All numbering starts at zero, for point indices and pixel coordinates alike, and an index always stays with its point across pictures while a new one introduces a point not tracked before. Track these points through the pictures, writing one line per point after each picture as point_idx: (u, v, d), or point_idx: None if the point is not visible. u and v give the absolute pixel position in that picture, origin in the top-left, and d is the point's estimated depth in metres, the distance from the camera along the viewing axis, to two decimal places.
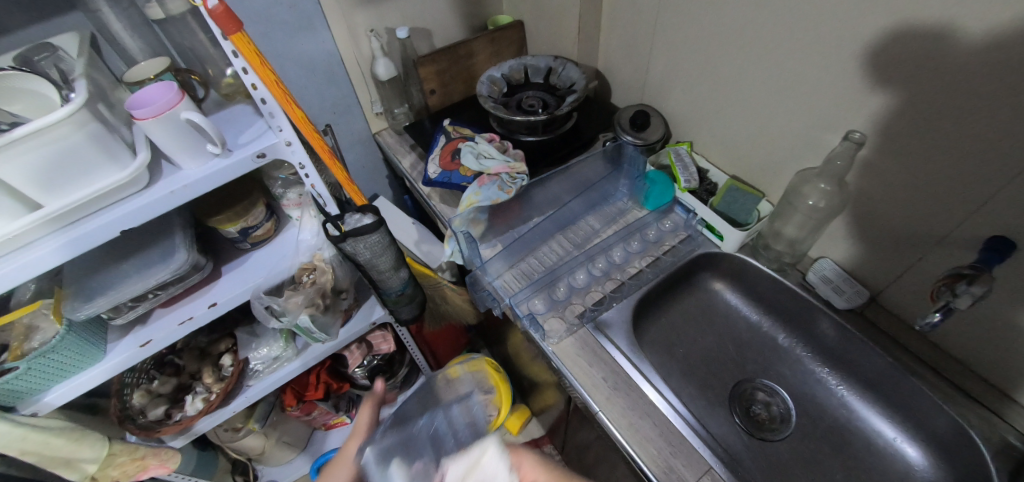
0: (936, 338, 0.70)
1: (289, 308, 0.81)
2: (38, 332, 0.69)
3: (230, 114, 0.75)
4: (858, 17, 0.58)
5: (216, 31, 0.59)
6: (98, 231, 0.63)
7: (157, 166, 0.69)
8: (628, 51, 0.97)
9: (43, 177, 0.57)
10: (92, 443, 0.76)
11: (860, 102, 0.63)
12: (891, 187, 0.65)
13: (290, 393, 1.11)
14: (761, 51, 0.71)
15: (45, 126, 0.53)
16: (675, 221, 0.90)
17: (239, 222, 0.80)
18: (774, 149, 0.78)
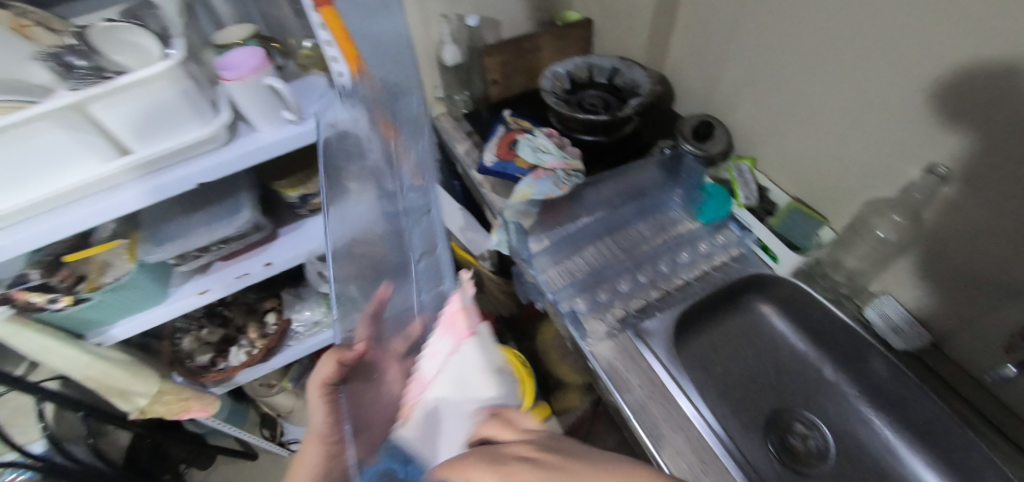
0: (1002, 394, 0.66)
1: (337, 275, 0.88)
2: (111, 269, 0.74)
3: (307, 86, 0.78)
4: (953, 46, 0.55)
5: (307, 4, 0.61)
6: (179, 181, 0.67)
7: (235, 126, 0.73)
8: (698, 60, 0.94)
9: (137, 127, 0.61)
10: (147, 378, 0.81)
11: (948, 137, 0.59)
12: (967, 227, 0.61)
13: (324, 359, 1.15)
14: (843, 72, 0.68)
15: (144, 78, 0.56)
16: (728, 237, 0.88)
17: (301, 188, 0.84)
18: (844, 175, 0.75)
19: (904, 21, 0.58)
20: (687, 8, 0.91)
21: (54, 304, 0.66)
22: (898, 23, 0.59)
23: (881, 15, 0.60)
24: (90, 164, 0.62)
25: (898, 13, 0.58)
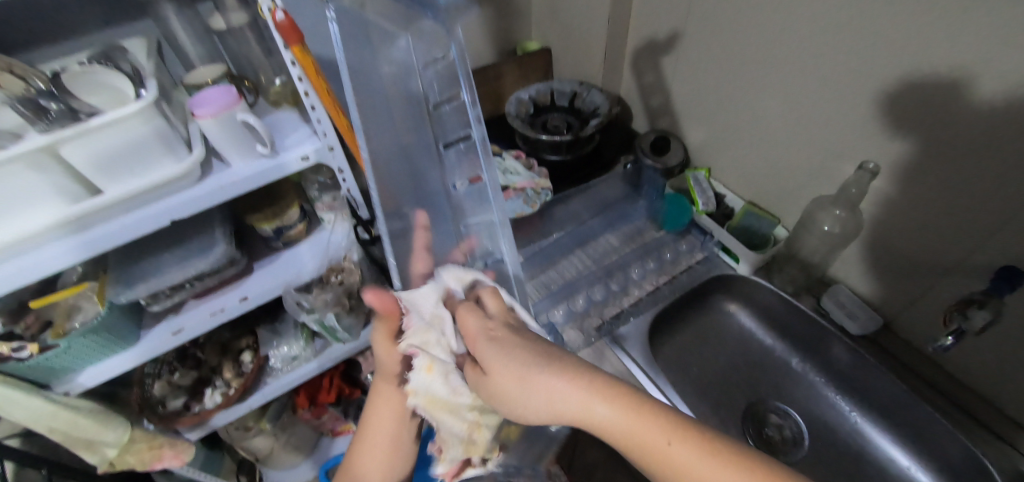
0: (951, 368, 0.70)
1: (317, 305, 0.86)
2: (80, 312, 0.72)
3: (278, 119, 0.80)
4: (876, 60, 0.62)
5: (279, 41, 0.63)
6: (150, 218, 0.66)
7: (208, 162, 0.73)
8: (651, 81, 1.02)
9: (107, 167, 0.61)
10: (116, 426, 0.78)
11: (876, 136, 0.66)
12: (902, 215, 0.68)
13: (303, 395, 1.13)
14: (778, 84, 0.75)
15: (117, 118, 0.57)
16: (691, 243, 0.93)
17: (275, 221, 0.85)
18: (789, 177, 0.82)
19: (826, 36, 0.65)
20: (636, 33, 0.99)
21: (20, 353, 0.65)
22: (819, 40, 0.66)
23: (804, 34, 0.68)
24: (57, 206, 0.61)
25: (819, 31, 0.66)
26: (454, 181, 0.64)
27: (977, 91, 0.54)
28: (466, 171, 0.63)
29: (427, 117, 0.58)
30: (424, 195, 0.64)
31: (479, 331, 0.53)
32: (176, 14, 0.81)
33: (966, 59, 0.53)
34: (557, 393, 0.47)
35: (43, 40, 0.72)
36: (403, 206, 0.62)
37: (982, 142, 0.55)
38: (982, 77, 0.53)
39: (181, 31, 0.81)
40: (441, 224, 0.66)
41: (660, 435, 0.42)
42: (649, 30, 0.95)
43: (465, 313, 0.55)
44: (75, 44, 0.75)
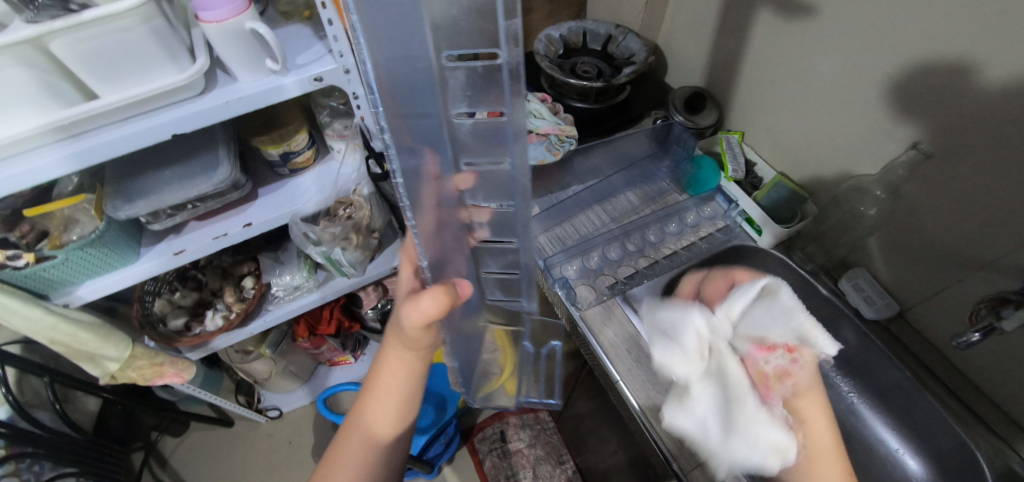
0: (960, 362, 0.70)
1: (324, 239, 0.83)
2: (77, 226, 0.69)
3: (290, 34, 0.73)
4: (944, 29, 0.56)
5: None
6: (149, 131, 0.61)
7: (213, 74, 0.67)
8: (693, 30, 0.93)
9: (102, 69, 0.56)
10: (117, 342, 0.77)
11: (928, 118, 0.61)
12: (942, 204, 0.64)
13: (303, 325, 1.12)
14: (834, 48, 0.69)
15: (111, 13, 0.51)
16: (714, 210, 0.89)
17: (283, 146, 0.80)
18: (828, 152, 0.77)
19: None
20: None
21: (15, 261, 0.63)
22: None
23: None
24: (50, 108, 0.56)
25: None
26: (462, 111, 0.41)
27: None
28: (478, 100, 0.40)
29: (438, 72, 0.37)
30: (422, 130, 0.41)
31: None
32: None
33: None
34: None
35: None
36: (413, 139, 0.41)
37: None
38: None
39: None
40: (445, 165, 0.45)
41: None
42: None
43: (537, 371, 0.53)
44: None
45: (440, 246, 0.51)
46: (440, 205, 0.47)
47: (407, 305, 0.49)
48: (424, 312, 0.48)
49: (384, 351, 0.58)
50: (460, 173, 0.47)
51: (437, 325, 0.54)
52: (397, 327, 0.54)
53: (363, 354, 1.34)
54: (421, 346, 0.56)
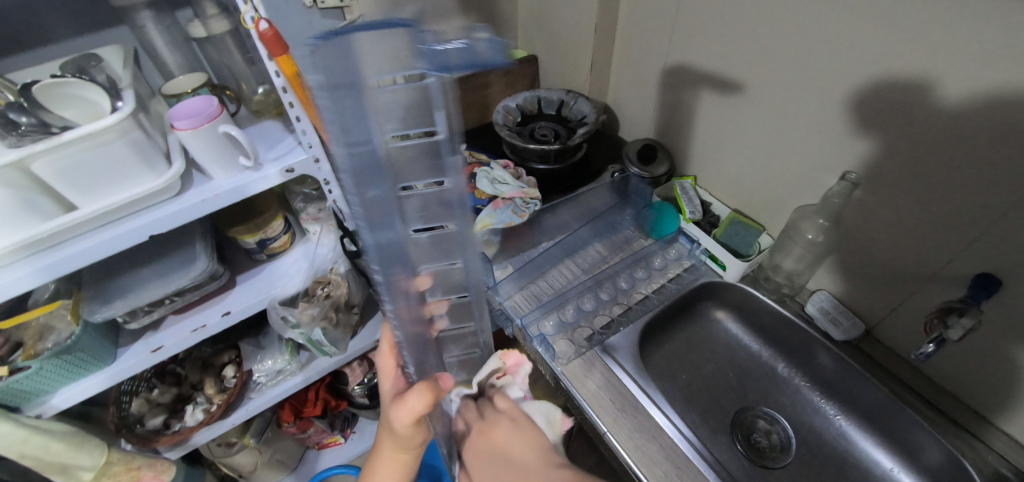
0: (928, 370, 0.72)
1: (303, 320, 0.84)
2: (53, 333, 0.70)
3: (262, 130, 0.78)
4: (852, 72, 0.64)
5: (263, 52, 0.63)
6: (126, 235, 0.64)
7: (189, 175, 0.71)
8: (636, 90, 1.03)
9: (82, 182, 0.59)
10: (91, 450, 0.75)
11: (852, 150, 0.68)
12: (882, 225, 0.69)
13: (287, 409, 1.10)
14: (762, 97, 0.77)
15: (92, 132, 0.55)
16: (679, 252, 0.93)
17: (258, 234, 0.83)
18: (773, 187, 0.83)
19: (808, 52, 0.67)
20: (622, 44, 1.01)
21: None
22: (803, 51, 0.68)
23: (783, 46, 0.70)
24: (30, 223, 0.59)
25: (799, 45, 0.68)
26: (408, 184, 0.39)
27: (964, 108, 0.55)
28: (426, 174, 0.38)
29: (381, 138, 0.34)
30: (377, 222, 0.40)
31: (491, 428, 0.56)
32: (155, 22, 0.76)
33: (930, 70, 0.56)
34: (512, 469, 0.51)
35: (14, 49, 0.70)
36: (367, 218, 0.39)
37: (957, 152, 0.57)
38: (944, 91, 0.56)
39: (160, 40, 0.78)
40: (406, 275, 0.46)
41: None
42: (636, 40, 0.96)
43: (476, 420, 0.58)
44: (45, 52, 0.72)
45: (413, 348, 0.54)
46: (410, 319, 0.50)
47: (395, 408, 0.50)
48: (414, 411, 0.50)
49: (379, 455, 0.59)
50: (418, 275, 0.48)
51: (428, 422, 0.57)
52: (387, 429, 0.56)
53: (352, 433, 1.30)
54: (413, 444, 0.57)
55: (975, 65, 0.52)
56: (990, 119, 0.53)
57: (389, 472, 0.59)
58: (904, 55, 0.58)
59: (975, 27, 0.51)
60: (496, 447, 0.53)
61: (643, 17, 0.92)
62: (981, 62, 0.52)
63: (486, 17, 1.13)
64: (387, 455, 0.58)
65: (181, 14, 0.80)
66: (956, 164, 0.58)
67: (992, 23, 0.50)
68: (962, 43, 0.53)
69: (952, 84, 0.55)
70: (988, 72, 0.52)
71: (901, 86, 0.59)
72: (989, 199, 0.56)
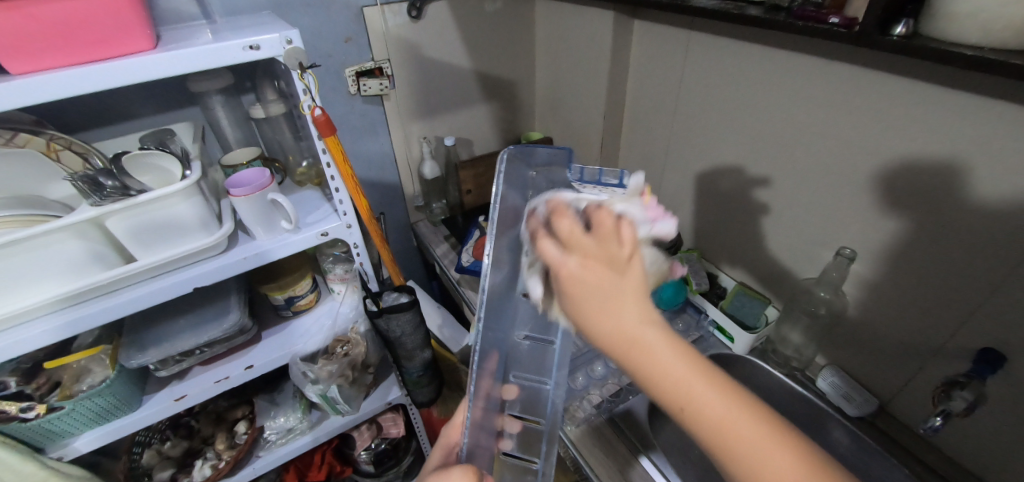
0: (951, 452, 0.70)
1: (321, 377, 0.87)
2: (88, 375, 0.74)
3: (303, 198, 0.87)
4: (833, 156, 0.71)
5: (315, 134, 0.73)
6: (172, 286, 0.70)
7: (235, 235, 0.79)
8: (642, 168, 1.12)
9: (144, 237, 0.67)
10: None
11: (845, 226, 0.73)
12: (885, 298, 0.72)
13: (291, 472, 1.09)
14: (759, 177, 0.83)
15: (162, 195, 0.64)
16: (687, 321, 0.96)
17: (288, 291, 0.89)
18: (774, 259, 0.88)
19: (794, 137, 0.75)
20: (630, 129, 1.11)
21: (27, 413, 0.66)
22: (790, 137, 0.76)
23: (772, 133, 0.78)
24: (93, 272, 0.66)
25: (787, 131, 0.76)
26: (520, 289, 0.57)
27: (940, 188, 0.61)
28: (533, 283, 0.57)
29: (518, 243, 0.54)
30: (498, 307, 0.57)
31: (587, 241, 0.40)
32: (222, 104, 0.88)
33: (899, 153, 0.63)
34: (626, 327, 0.38)
35: (103, 124, 0.82)
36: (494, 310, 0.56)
37: (941, 231, 0.62)
38: (919, 174, 0.62)
39: (225, 118, 0.90)
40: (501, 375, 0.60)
41: (678, 370, 0.38)
42: (641, 124, 1.07)
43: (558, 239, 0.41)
44: (127, 126, 0.84)
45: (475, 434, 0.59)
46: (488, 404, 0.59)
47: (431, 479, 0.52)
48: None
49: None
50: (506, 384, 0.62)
51: None
52: None
53: None
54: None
55: (944, 151, 0.59)
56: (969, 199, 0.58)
57: None
58: (882, 141, 0.64)
59: (932, 119, 0.59)
60: (590, 286, 0.39)
61: (648, 105, 1.03)
62: (947, 150, 0.59)
63: (506, 104, 1.26)
64: None
65: (244, 98, 0.93)
66: (940, 238, 0.62)
67: (949, 119, 0.57)
68: (922, 130, 0.60)
69: (920, 164, 0.62)
70: (954, 160, 0.58)
71: (881, 170, 0.66)
72: (978, 273, 0.60)
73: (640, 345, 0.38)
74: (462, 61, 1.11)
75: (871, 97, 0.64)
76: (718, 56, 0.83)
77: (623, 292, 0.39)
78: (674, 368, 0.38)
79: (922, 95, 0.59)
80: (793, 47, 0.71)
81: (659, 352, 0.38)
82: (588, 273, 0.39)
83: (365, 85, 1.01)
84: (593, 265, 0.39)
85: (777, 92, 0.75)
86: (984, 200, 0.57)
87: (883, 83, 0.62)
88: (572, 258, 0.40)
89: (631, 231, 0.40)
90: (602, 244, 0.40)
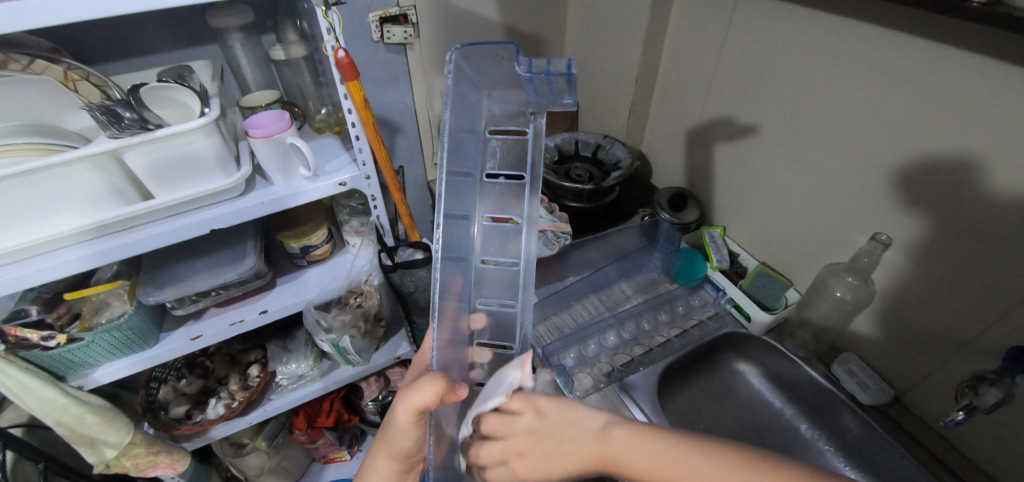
0: (962, 446, 0.70)
1: (335, 326, 0.87)
2: (107, 309, 0.75)
3: (321, 145, 0.85)
4: (879, 137, 0.67)
5: (337, 77, 0.70)
6: (190, 226, 0.70)
7: (252, 179, 0.78)
8: (670, 139, 1.07)
9: (163, 174, 0.66)
10: (119, 428, 0.78)
11: (880, 213, 0.70)
12: (915, 290, 0.69)
13: (301, 417, 1.11)
14: (793, 156, 0.80)
15: (180, 131, 0.62)
16: (704, 298, 0.92)
17: (304, 240, 0.88)
18: (801, 242, 0.85)
19: (839, 114, 0.71)
20: (661, 97, 1.06)
21: (48, 341, 0.68)
22: (834, 115, 0.71)
23: (815, 108, 0.73)
24: (110, 206, 0.65)
25: (830, 108, 0.71)
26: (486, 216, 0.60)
27: (989, 181, 0.57)
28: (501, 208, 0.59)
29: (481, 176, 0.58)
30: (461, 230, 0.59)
31: (515, 438, 0.45)
32: (242, 43, 0.85)
33: (952, 139, 0.59)
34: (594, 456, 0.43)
35: (122, 57, 0.80)
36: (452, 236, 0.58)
37: (981, 226, 0.59)
38: (966, 163, 0.58)
39: (244, 58, 0.87)
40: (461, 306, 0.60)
41: (662, 456, 0.41)
42: (674, 92, 1.02)
43: (491, 460, 0.47)
44: (146, 61, 0.82)
45: (450, 354, 0.59)
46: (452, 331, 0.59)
47: (406, 391, 0.51)
48: (420, 400, 0.50)
49: (370, 455, 0.59)
50: (473, 313, 0.62)
51: (422, 425, 0.55)
52: (382, 434, 0.55)
53: (359, 451, 1.30)
54: (410, 455, 0.59)
55: (999, 140, 0.55)
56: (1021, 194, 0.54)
57: None
58: (933, 125, 0.60)
59: (995, 104, 0.54)
60: (546, 451, 0.44)
61: (683, 72, 0.98)
62: (1004, 138, 0.55)
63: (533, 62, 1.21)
64: (378, 460, 0.58)
65: (265, 39, 0.90)
66: (981, 232, 0.59)
67: (1012, 104, 0.53)
68: (978, 115, 0.56)
69: (971, 152, 0.58)
70: (1010, 149, 0.54)
71: (929, 155, 0.62)
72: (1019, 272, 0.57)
73: (617, 454, 0.42)
74: (490, 13, 1.06)
75: (927, 75, 0.59)
76: (764, 23, 0.77)
77: (563, 444, 0.44)
78: (665, 453, 0.41)
79: (984, 77, 0.54)
80: (849, 16, 0.65)
81: (617, 449, 0.42)
82: (528, 465, 0.44)
83: (388, 32, 0.97)
84: (528, 466, 0.44)
85: (824, 64, 0.70)
86: None
87: (945, 60, 0.57)
88: (493, 447, 0.46)
89: (519, 397, 0.46)
90: (516, 439, 0.45)
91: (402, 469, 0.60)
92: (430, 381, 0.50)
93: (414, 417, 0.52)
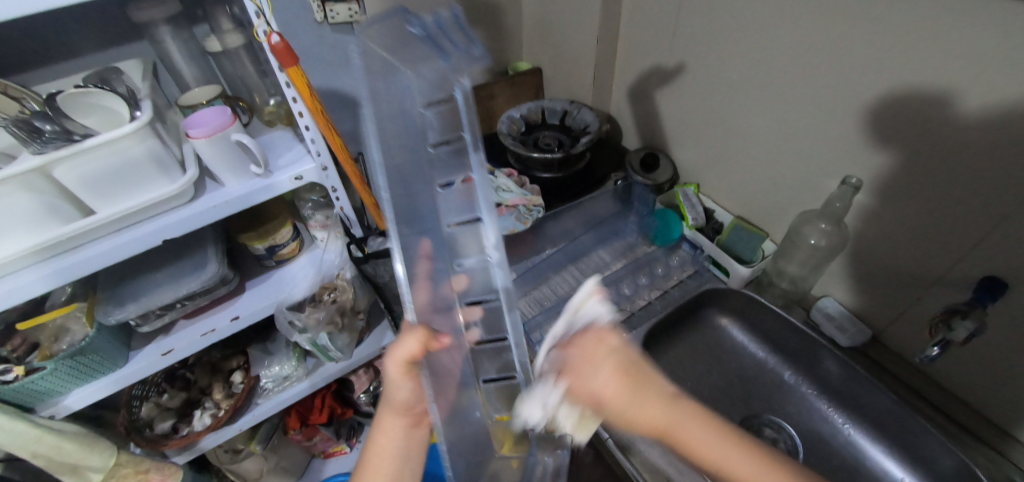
0: (938, 376, 0.71)
1: (309, 325, 0.86)
2: (67, 334, 0.71)
3: (273, 140, 0.81)
4: (844, 78, 0.65)
5: (275, 64, 0.66)
6: (141, 239, 0.66)
7: (202, 182, 0.74)
8: (637, 98, 1.04)
9: (101, 187, 0.62)
10: (102, 451, 0.76)
11: (849, 155, 0.69)
12: (887, 230, 0.69)
13: (293, 416, 1.11)
14: (761, 104, 0.78)
15: (111, 139, 0.58)
16: (683, 258, 0.94)
17: (268, 240, 0.85)
18: (774, 192, 0.84)
19: (802, 57, 0.68)
20: (625, 55, 1.03)
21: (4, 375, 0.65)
22: (799, 59, 0.69)
23: (778, 54, 0.71)
24: (48, 227, 0.61)
25: (793, 52, 0.69)
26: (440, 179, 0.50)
27: (959, 111, 0.55)
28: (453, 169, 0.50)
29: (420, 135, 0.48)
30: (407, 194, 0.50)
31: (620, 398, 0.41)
32: (173, 37, 0.79)
33: (916, 73, 0.57)
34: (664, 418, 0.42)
35: (42, 63, 0.74)
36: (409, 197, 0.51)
37: (948, 160, 0.58)
38: (930, 96, 0.57)
39: (177, 53, 0.81)
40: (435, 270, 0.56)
41: (710, 438, 0.43)
42: (637, 50, 0.98)
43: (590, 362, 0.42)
44: (70, 66, 0.76)
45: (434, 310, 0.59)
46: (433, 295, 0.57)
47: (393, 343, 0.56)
48: (404, 350, 0.55)
49: (376, 420, 0.61)
50: (455, 276, 0.57)
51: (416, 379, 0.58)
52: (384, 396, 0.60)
53: (358, 442, 1.31)
54: (412, 408, 0.60)
55: (963, 68, 0.53)
56: (987, 122, 0.54)
57: (388, 441, 0.60)
58: (899, 59, 0.58)
59: (958, 31, 0.52)
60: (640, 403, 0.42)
61: (644, 27, 0.94)
62: (967, 67, 0.53)
63: (491, 29, 1.16)
64: (383, 424, 0.60)
65: (197, 30, 0.84)
66: (949, 166, 0.58)
67: (973, 30, 0.51)
68: (940, 45, 0.54)
69: (935, 84, 0.56)
70: (974, 77, 0.53)
71: (894, 92, 0.60)
72: (988, 202, 0.56)
73: (677, 426, 0.42)
74: None
75: (888, 8, 0.57)
76: None
77: (648, 395, 0.42)
78: (701, 438, 0.42)
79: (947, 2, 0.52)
80: None
81: (687, 425, 0.42)
82: (626, 395, 0.42)
83: (331, 11, 0.90)
84: (621, 390, 0.41)
85: (784, 4, 0.68)
86: (1001, 123, 0.53)
87: None
88: (600, 380, 0.42)
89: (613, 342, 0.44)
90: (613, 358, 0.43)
91: (409, 427, 0.61)
92: (408, 332, 0.55)
93: (401, 367, 0.56)
